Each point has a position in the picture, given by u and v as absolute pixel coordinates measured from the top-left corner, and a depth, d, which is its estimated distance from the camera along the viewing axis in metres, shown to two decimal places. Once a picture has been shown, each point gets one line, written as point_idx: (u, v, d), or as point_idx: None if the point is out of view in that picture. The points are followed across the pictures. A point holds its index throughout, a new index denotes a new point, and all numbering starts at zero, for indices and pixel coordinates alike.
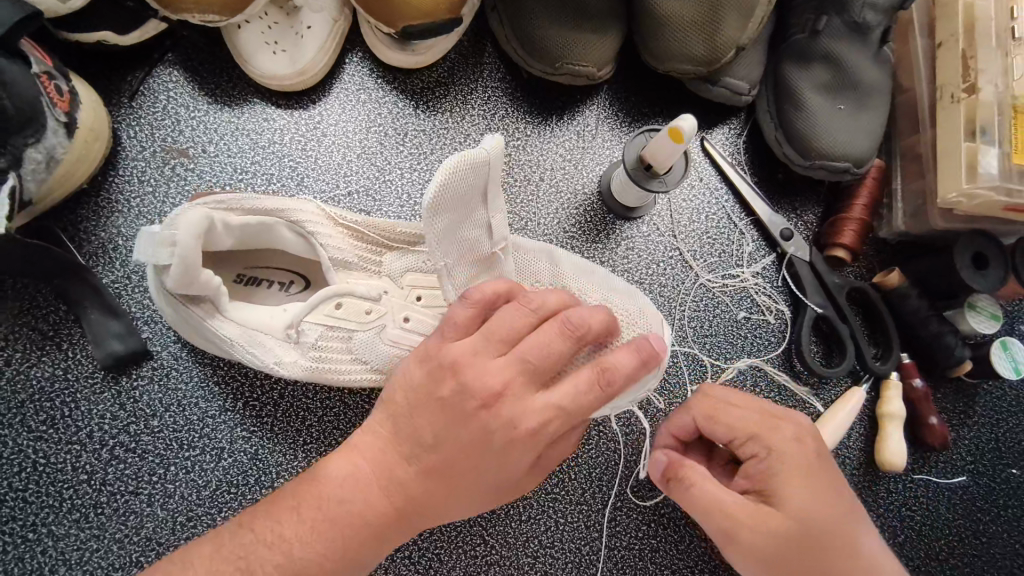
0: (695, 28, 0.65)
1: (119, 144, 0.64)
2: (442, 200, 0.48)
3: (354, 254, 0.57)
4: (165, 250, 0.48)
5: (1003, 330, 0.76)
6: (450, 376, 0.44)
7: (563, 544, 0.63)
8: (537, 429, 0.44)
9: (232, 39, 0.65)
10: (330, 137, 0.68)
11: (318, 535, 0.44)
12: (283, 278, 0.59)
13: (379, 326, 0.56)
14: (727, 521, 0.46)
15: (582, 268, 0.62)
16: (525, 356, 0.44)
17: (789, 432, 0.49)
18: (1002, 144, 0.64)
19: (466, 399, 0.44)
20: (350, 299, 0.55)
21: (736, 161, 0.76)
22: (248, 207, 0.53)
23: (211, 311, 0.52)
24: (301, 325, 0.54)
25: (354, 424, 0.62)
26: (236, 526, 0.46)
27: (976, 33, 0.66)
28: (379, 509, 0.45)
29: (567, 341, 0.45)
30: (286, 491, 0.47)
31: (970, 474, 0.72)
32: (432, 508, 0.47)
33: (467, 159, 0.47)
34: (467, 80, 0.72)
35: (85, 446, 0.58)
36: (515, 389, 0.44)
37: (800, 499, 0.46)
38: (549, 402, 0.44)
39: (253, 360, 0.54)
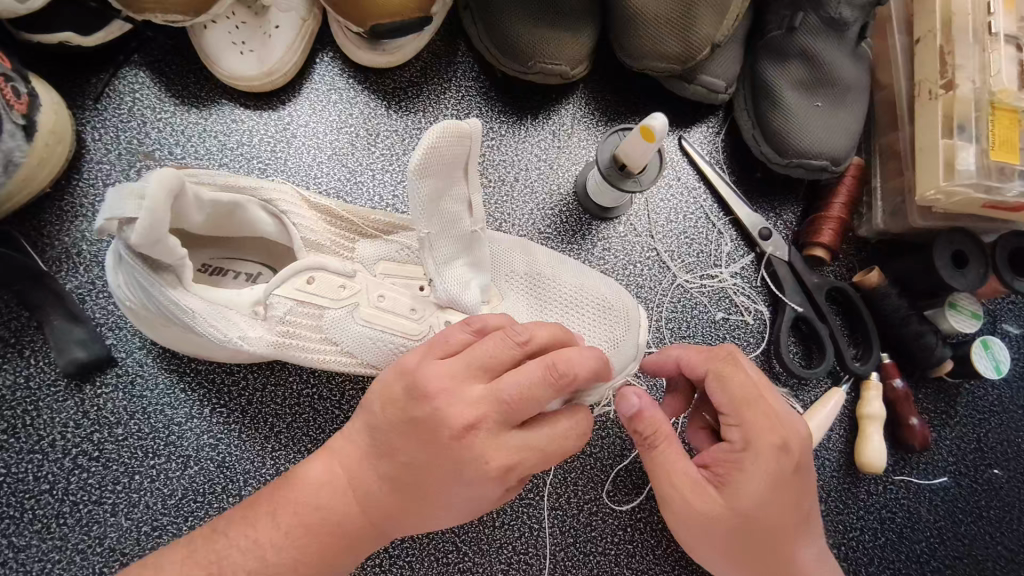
0: (668, 26, 0.65)
1: (83, 146, 0.63)
2: (429, 166, 0.48)
3: (326, 237, 0.55)
4: (133, 202, 0.44)
5: (986, 329, 0.75)
6: (425, 402, 0.42)
7: (538, 550, 0.62)
8: (508, 468, 0.42)
9: (199, 39, 0.64)
10: (299, 139, 0.67)
11: (292, 541, 0.43)
12: (250, 269, 0.58)
13: (352, 305, 0.54)
14: (673, 486, 0.47)
15: (555, 258, 0.62)
16: (504, 395, 0.42)
17: (777, 435, 0.47)
18: (980, 141, 0.63)
19: (441, 427, 0.42)
20: (325, 274, 0.53)
21: (714, 160, 0.75)
22: (222, 182, 0.52)
23: (174, 283, 0.49)
24: (272, 297, 0.51)
25: (324, 430, 0.61)
26: (212, 530, 0.45)
27: (953, 28, 0.65)
28: (352, 515, 0.45)
29: (552, 389, 0.42)
30: (262, 497, 0.46)
31: (952, 475, 0.72)
32: (411, 517, 0.45)
33: (457, 129, 0.48)
34: (440, 79, 0.71)
35: (48, 455, 0.57)
36: (490, 426, 0.42)
37: (752, 499, 0.45)
38: (521, 445, 0.42)
39: (214, 335, 0.50)
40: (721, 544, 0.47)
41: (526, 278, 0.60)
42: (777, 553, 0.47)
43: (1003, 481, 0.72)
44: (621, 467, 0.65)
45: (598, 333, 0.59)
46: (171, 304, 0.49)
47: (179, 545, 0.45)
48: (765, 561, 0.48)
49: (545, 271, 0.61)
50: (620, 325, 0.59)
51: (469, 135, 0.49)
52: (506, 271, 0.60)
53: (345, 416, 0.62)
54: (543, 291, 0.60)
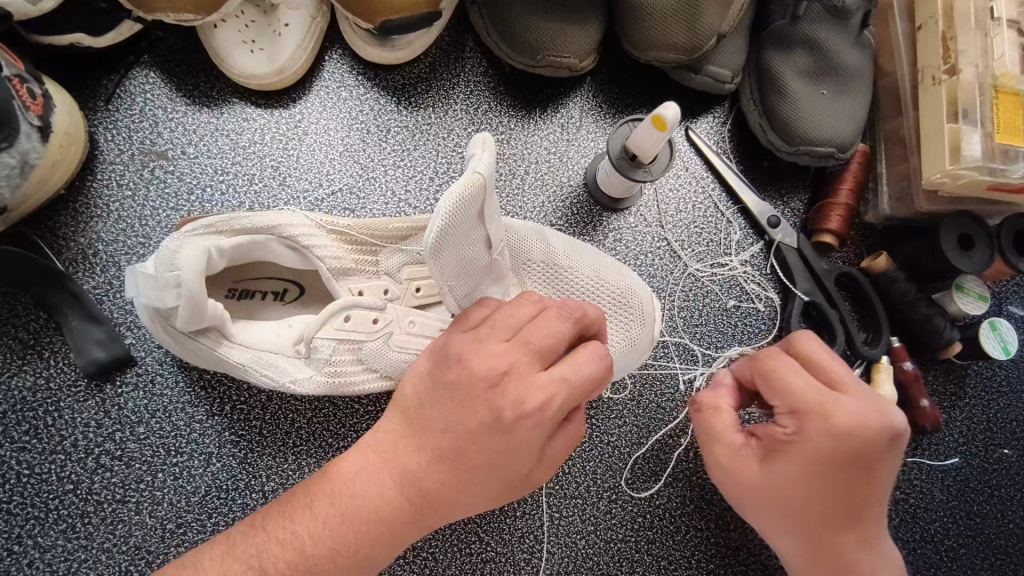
0: (676, 16, 0.65)
1: (97, 147, 0.63)
2: (444, 233, 0.43)
3: (351, 260, 0.55)
4: (171, 292, 0.46)
5: (992, 310, 0.76)
6: (454, 365, 0.43)
7: (559, 539, 0.63)
8: (548, 402, 0.42)
9: (209, 39, 0.64)
10: (311, 136, 0.68)
11: (332, 531, 0.43)
12: (277, 287, 0.57)
13: (387, 334, 0.54)
14: (722, 453, 0.50)
15: (571, 244, 0.63)
16: (530, 339, 0.43)
17: (841, 421, 0.45)
18: (984, 125, 0.64)
19: (473, 382, 0.42)
20: (358, 310, 0.53)
21: (721, 150, 0.76)
22: (238, 227, 0.50)
23: (219, 340, 0.51)
24: (315, 341, 0.52)
25: (345, 424, 0.61)
26: (250, 525, 0.45)
27: (955, 14, 0.66)
28: (391, 504, 0.44)
29: (566, 323, 0.44)
30: (300, 492, 0.46)
31: (963, 455, 0.73)
32: (448, 504, 0.44)
33: (460, 190, 0.42)
34: (450, 74, 0.72)
35: (70, 456, 0.57)
36: (519, 369, 0.42)
37: (796, 478, 0.47)
38: (549, 380, 0.42)
39: (268, 381, 0.53)
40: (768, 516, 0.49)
41: (544, 265, 0.61)
42: (834, 534, 0.48)
43: (1013, 460, 0.73)
44: (639, 455, 0.66)
45: (616, 328, 0.61)
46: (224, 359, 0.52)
47: (213, 544, 0.44)
48: (812, 535, 0.49)
49: (563, 262, 0.61)
50: (639, 323, 0.61)
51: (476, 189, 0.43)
52: (524, 258, 0.60)
53: (365, 410, 0.62)
54: (563, 282, 0.60)
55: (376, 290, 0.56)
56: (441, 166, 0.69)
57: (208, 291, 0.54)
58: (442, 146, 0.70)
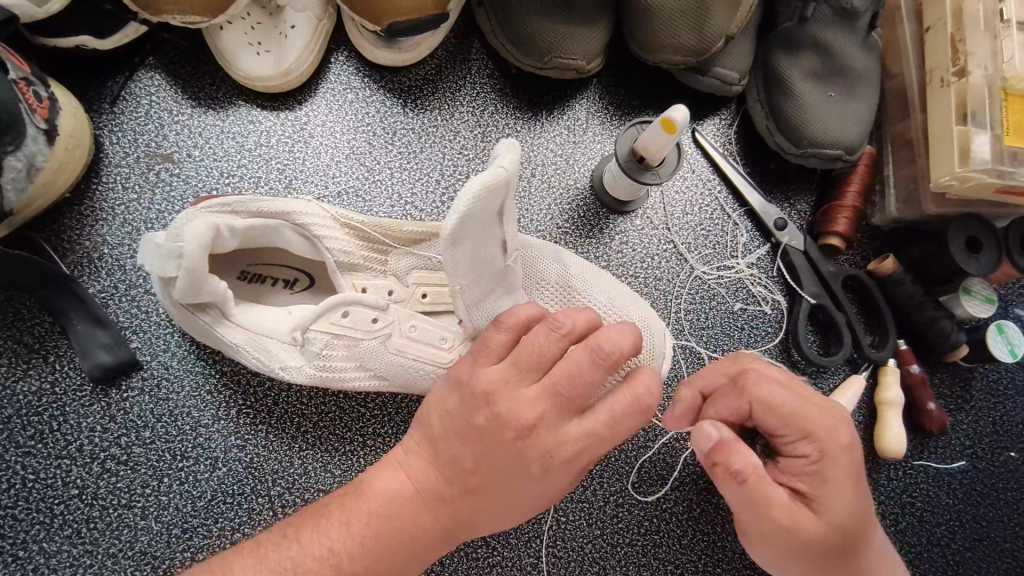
0: (684, 19, 0.65)
1: (102, 150, 0.63)
2: (461, 225, 0.42)
3: (360, 256, 0.56)
4: (170, 261, 0.46)
5: (998, 313, 0.76)
6: (485, 407, 0.42)
7: (565, 543, 0.63)
8: (575, 457, 0.42)
9: (215, 41, 0.64)
10: (317, 139, 0.67)
11: (366, 550, 0.43)
12: (287, 276, 0.57)
13: (386, 334, 0.53)
14: (770, 517, 0.45)
15: (589, 268, 0.62)
16: (559, 386, 0.42)
17: (844, 434, 0.46)
18: (993, 128, 0.63)
19: (503, 428, 0.42)
20: (358, 308, 0.53)
21: (728, 151, 0.75)
22: (254, 209, 0.51)
23: (219, 318, 0.52)
24: (308, 332, 0.52)
25: (351, 428, 0.61)
26: (282, 537, 0.44)
27: (964, 16, 0.65)
28: (423, 522, 0.44)
29: (599, 367, 0.42)
30: (330, 507, 0.45)
31: (969, 459, 0.73)
32: (476, 522, 0.45)
33: (486, 183, 0.40)
34: (456, 76, 0.71)
35: (76, 460, 0.57)
36: (549, 421, 0.42)
37: (847, 509, 0.45)
38: (580, 434, 0.42)
39: (258, 363, 0.53)
40: (817, 561, 0.46)
41: (558, 286, 0.59)
42: (868, 555, 0.47)
43: (1019, 463, 0.73)
44: (645, 459, 0.66)
45: None
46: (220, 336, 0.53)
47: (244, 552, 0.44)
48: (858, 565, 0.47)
49: (577, 286, 0.59)
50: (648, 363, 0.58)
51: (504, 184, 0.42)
52: (538, 279, 0.59)
53: (371, 413, 0.62)
54: (576, 303, 0.59)
55: (380, 289, 0.56)
56: (447, 169, 0.69)
57: (220, 271, 0.54)
58: (448, 149, 0.70)
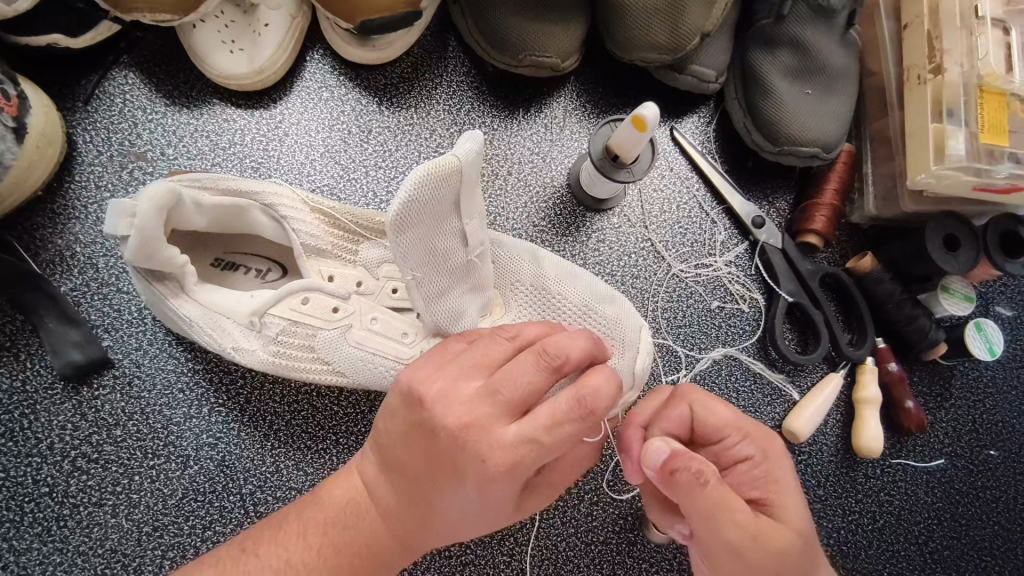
0: (658, 16, 0.65)
1: (75, 148, 0.63)
2: (409, 210, 0.44)
3: (329, 243, 0.55)
4: (125, 222, 0.46)
5: (979, 311, 0.76)
6: (421, 407, 0.42)
7: (539, 542, 0.62)
8: (511, 467, 0.40)
9: (188, 39, 0.64)
10: (291, 137, 0.67)
11: (324, 561, 0.44)
12: (261, 265, 0.57)
13: (345, 325, 0.53)
14: (736, 533, 0.42)
15: (565, 269, 0.60)
16: (501, 386, 0.41)
17: (778, 441, 0.48)
18: (969, 125, 0.63)
19: (439, 432, 0.41)
20: (318, 295, 0.53)
21: (707, 149, 0.75)
22: (224, 186, 0.52)
23: (176, 290, 0.51)
24: (266, 316, 0.52)
25: (324, 427, 0.61)
26: (239, 551, 0.44)
27: (940, 13, 0.65)
28: (377, 533, 0.45)
29: (543, 371, 0.41)
30: (289, 517, 0.46)
31: (948, 457, 0.72)
32: (431, 536, 0.45)
33: (435, 169, 0.43)
34: (433, 74, 0.71)
35: (46, 458, 0.57)
36: (482, 422, 0.41)
37: (802, 514, 0.45)
38: (516, 439, 0.40)
39: (210, 341, 0.52)
40: None
41: (532, 289, 0.59)
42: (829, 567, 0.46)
43: (999, 461, 0.73)
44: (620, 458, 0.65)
45: None
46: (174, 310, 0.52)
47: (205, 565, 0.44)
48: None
49: (552, 287, 0.59)
50: (616, 351, 0.57)
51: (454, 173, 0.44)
52: (513, 280, 0.59)
53: (344, 411, 0.62)
54: (550, 306, 0.58)
55: (348, 278, 0.55)
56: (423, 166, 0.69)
57: (194, 252, 0.55)
58: (423, 146, 0.70)
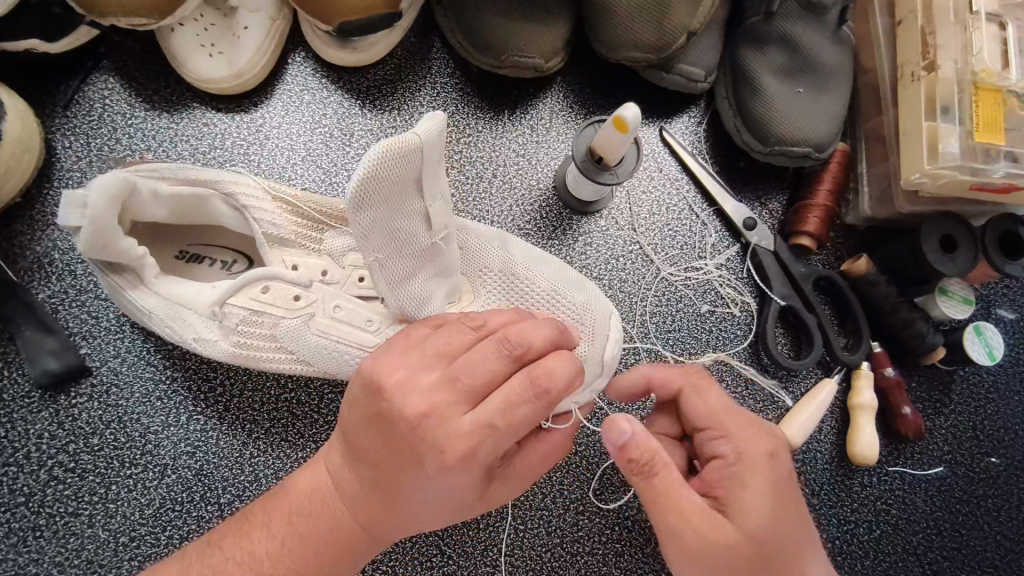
0: (643, 14, 0.63)
1: (54, 154, 0.62)
2: (367, 188, 0.43)
3: (292, 232, 0.54)
4: (76, 212, 0.45)
5: (980, 314, 0.74)
6: (381, 396, 0.41)
7: (524, 552, 0.61)
8: (468, 453, 0.39)
9: (167, 43, 0.63)
10: (272, 141, 0.66)
11: (289, 553, 0.42)
12: (224, 256, 0.56)
13: (308, 314, 0.52)
14: (676, 517, 0.44)
15: (534, 256, 0.58)
16: (460, 373, 0.40)
17: (764, 445, 0.47)
18: (963, 122, 0.61)
19: (398, 419, 0.40)
20: (279, 283, 0.52)
21: (697, 150, 0.74)
22: (180, 177, 0.51)
23: (134, 282, 0.51)
24: (226, 307, 0.51)
25: (303, 435, 0.60)
26: (205, 545, 0.43)
27: (933, 8, 0.63)
28: (343, 523, 0.43)
29: (504, 360, 0.40)
30: (255, 509, 0.45)
31: (947, 464, 0.70)
32: (398, 526, 0.44)
33: (393, 146, 0.42)
34: (416, 76, 0.70)
35: (23, 468, 0.57)
36: (441, 411, 0.39)
37: (759, 522, 0.44)
38: (475, 426, 0.39)
39: (171, 332, 0.52)
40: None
41: (500, 274, 0.56)
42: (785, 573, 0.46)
43: (1001, 469, 0.71)
44: (607, 466, 0.64)
45: None
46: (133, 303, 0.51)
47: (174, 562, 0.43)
48: None
49: (520, 273, 0.56)
50: (584, 339, 0.54)
51: (414, 152, 0.42)
52: (480, 267, 0.57)
53: (324, 420, 0.61)
54: (517, 292, 0.56)
55: (312, 268, 0.54)
56: None
57: (156, 243, 0.54)
58: None
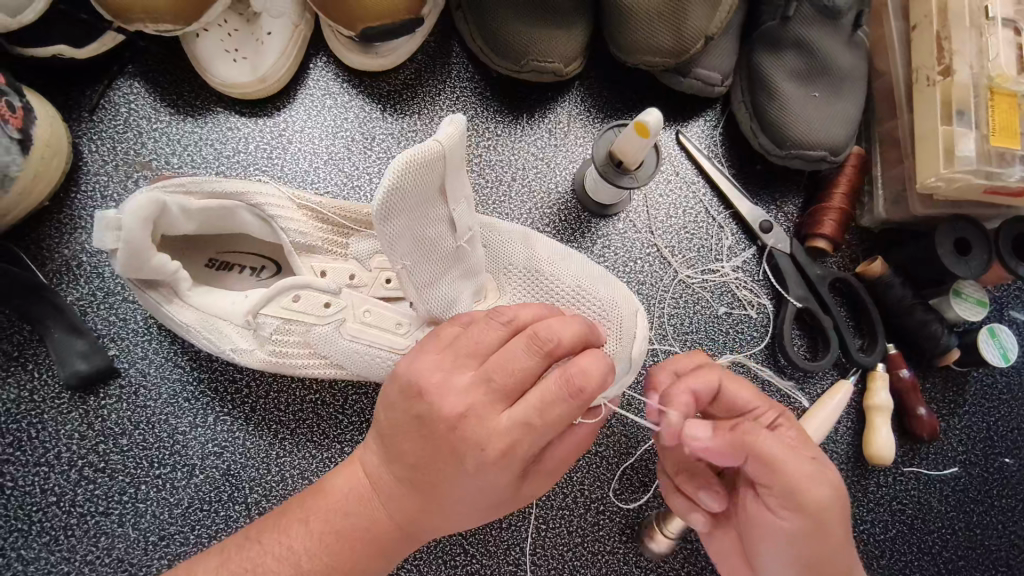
0: (661, 19, 0.64)
1: (81, 158, 0.63)
2: (393, 200, 0.43)
3: (319, 238, 0.55)
4: (112, 234, 0.46)
5: (993, 316, 0.75)
6: (417, 396, 0.42)
7: (546, 551, 0.62)
8: (507, 450, 0.40)
9: (191, 48, 0.64)
10: (295, 145, 0.67)
11: (326, 548, 0.43)
12: (254, 263, 0.57)
13: (339, 319, 0.53)
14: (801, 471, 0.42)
15: (558, 252, 0.58)
16: (492, 372, 0.41)
17: None
18: (980, 128, 0.62)
19: (435, 420, 0.41)
20: (309, 292, 0.52)
21: (713, 154, 0.74)
22: (211, 190, 0.52)
23: (169, 296, 0.52)
24: (259, 317, 0.52)
25: (328, 435, 0.61)
26: (246, 539, 0.44)
27: (949, 14, 0.64)
28: (380, 521, 0.44)
29: (535, 356, 0.40)
30: (293, 505, 0.46)
31: (962, 465, 0.71)
32: (434, 524, 0.44)
33: (414, 156, 0.42)
34: (435, 81, 0.71)
35: (54, 467, 0.57)
36: (478, 410, 0.40)
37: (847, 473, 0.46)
38: (510, 424, 0.40)
39: (209, 345, 0.53)
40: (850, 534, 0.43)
41: (525, 271, 0.57)
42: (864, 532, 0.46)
43: (1015, 470, 0.72)
44: (627, 466, 0.65)
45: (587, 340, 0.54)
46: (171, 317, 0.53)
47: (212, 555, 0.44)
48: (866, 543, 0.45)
49: (545, 269, 0.57)
50: (612, 338, 0.55)
51: (435, 159, 0.43)
52: (505, 263, 0.57)
53: (349, 421, 0.61)
54: (544, 291, 0.56)
55: (341, 272, 0.55)
56: None
57: (187, 257, 0.55)
58: None
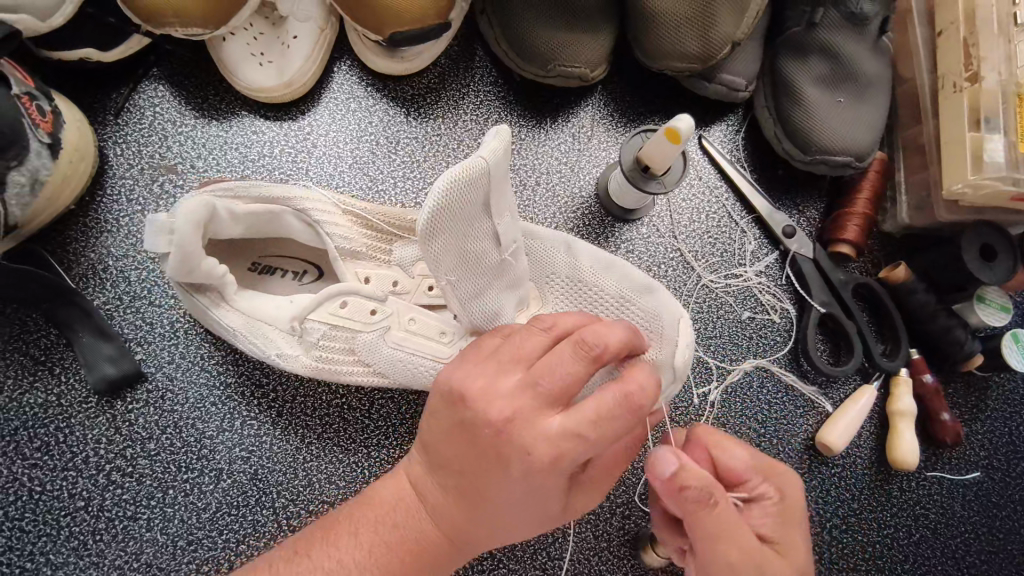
0: (689, 24, 0.64)
1: (106, 161, 0.63)
2: (439, 219, 0.43)
3: (363, 244, 0.55)
4: (164, 237, 0.46)
5: (1014, 321, 0.75)
6: (460, 404, 0.42)
7: (572, 556, 0.62)
8: (557, 458, 0.40)
9: (218, 52, 0.64)
10: (319, 149, 0.67)
11: (376, 561, 0.43)
12: (296, 267, 0.57)
13: (385, 327, 0.53)
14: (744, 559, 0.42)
15: (603, 259, 0.57)
16: (541, 379, 0.41)
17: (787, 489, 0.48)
18: (1007, 133, 0.62)
19: (479, 426, 0.41)
20: (355, 298, 0.53)
21: (736, 158, 0.74)
22: (253, 195, 0.52)
23: (216, 301, 0.52)
24: (306, 322, 0.52)
25: (356, 439, 0.61)
26: (290, 552, 0.43)
27: (976, 20, 0.64)
28: (427, 531, 0.44)
29: (583, 360, 0.41)
30: (341, 518, 0.45)
31: (984, 470, 0.71)
32: (480, 535, 0.44)
33: (459, 176, 0.42)
34: (459, 83, 0.71)
35: (82, 472, 0.57)
36: (525, 414, 0.40)
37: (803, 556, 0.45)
38: (558, 432, 0.40)
39: (254, 350, 0.53)
40: None
41: (568, 281, 0.57)
42: None
43: None
44: None
45: None
46: (217, 322, 0.53)
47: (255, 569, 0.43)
48: None
49: (588, 279, 0.57)
50: (652, 344, 0.54)
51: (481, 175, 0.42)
52: (545, 273, 0.58)
53: (375, 425, 0.61)
54: (586, 299, 0.57)
55: (382, 277, 0.55)
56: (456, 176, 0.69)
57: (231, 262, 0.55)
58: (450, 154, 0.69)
